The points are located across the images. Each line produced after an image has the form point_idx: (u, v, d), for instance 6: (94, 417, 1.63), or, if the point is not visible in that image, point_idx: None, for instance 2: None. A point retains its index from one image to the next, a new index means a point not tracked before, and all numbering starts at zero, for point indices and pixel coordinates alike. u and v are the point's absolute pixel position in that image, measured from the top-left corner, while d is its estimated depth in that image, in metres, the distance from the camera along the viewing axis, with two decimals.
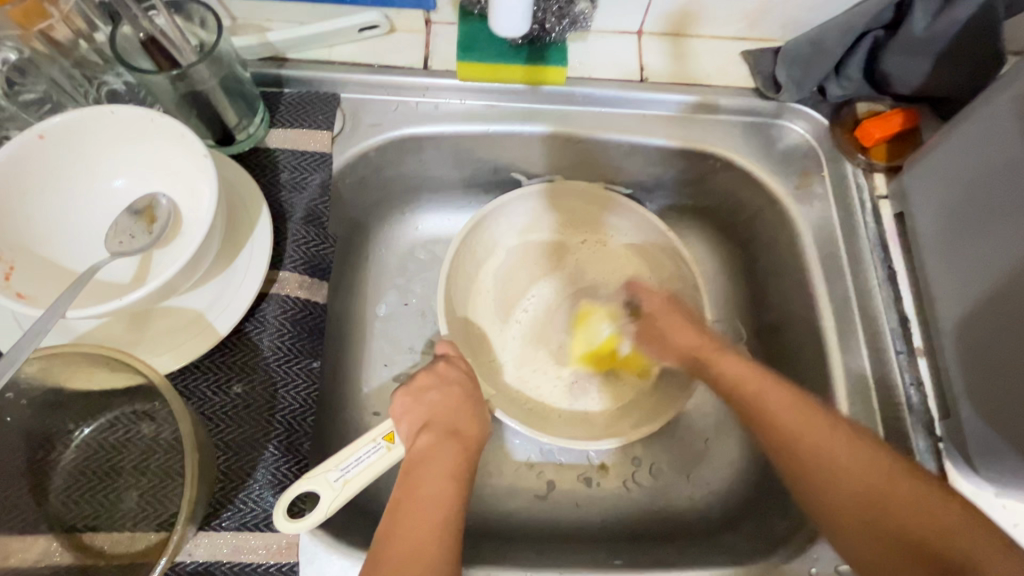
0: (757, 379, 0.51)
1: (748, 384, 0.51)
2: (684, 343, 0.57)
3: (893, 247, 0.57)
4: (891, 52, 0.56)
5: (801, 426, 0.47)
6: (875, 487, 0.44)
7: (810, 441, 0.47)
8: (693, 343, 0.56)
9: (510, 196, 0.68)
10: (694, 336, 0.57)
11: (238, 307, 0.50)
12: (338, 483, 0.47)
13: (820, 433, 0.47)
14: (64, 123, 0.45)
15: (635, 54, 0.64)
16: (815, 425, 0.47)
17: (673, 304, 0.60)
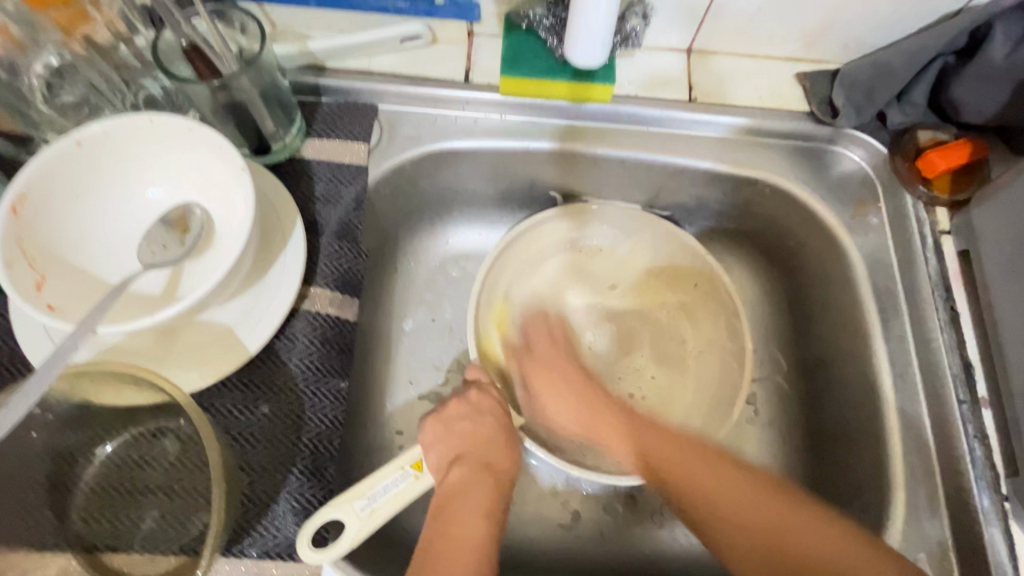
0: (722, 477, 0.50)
1: (693, 483, 0.50)
2: (635, 444, 0.55)
3: (955, 286, 0.53)
4: (962, 80, 0.53)
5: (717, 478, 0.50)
6: (829, 557, 0.44)
7: (755, 516, 0.47)
8: (665, 439, 0.54)
9: (538, 218, 0.66)
10: (669, 441, 0.54)
11: (269, 323, 0.48)
12: (364, 512, 0.45)
13: (761, 507, 0.48)
14: (103, 130, 0.44)
15: (683, 72, 0.61)
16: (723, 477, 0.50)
17: (652, 431, 0.56)
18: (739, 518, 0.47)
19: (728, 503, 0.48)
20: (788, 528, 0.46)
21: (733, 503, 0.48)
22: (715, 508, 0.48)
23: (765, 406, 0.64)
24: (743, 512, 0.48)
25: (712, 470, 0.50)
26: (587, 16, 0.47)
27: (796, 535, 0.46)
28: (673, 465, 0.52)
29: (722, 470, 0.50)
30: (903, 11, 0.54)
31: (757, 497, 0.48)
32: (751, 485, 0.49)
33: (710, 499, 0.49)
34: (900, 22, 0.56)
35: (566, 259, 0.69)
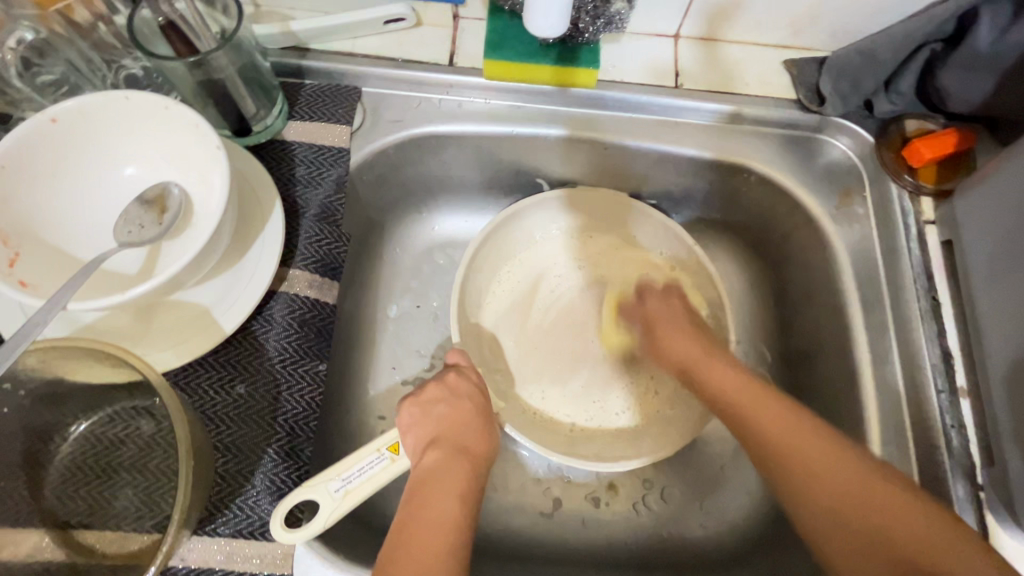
0: (755, 397, 0.49)
1: (724, 378, 0.52)
2: (677, 354, 0.56)
3: (938, 276, 0.53)
4: (951, 68, 0.52)
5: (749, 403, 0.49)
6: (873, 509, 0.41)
7: (782, 439, 0.46)
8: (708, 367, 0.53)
9: (523, 205, 0.66)
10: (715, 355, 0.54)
11: (246, 304, 0.48)
12: (339, 494, 0.45)
13: (831, 461, 0.44)
14: (77, 107, 0.44)
15: (670, 58, 0.60)
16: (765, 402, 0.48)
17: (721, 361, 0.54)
18: (782, 445, 0.46)
19: (807, 441, 0.45)
20: (823, 474, 0.43)
21: (795, 443, 0.45)
22: (790, 457, 0.45)
23: None
24: (773, 431, 0.47)
25: (790, 412, 0.47)
26: None
27: (817, 461, 0.44)
28: (710, 372, 0.53)
29: (800, 429, 0.46)
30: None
31: (789, 421, 0.47)
32: (802, 431, 0.46)
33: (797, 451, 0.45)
34: (888, 9, 0.55)
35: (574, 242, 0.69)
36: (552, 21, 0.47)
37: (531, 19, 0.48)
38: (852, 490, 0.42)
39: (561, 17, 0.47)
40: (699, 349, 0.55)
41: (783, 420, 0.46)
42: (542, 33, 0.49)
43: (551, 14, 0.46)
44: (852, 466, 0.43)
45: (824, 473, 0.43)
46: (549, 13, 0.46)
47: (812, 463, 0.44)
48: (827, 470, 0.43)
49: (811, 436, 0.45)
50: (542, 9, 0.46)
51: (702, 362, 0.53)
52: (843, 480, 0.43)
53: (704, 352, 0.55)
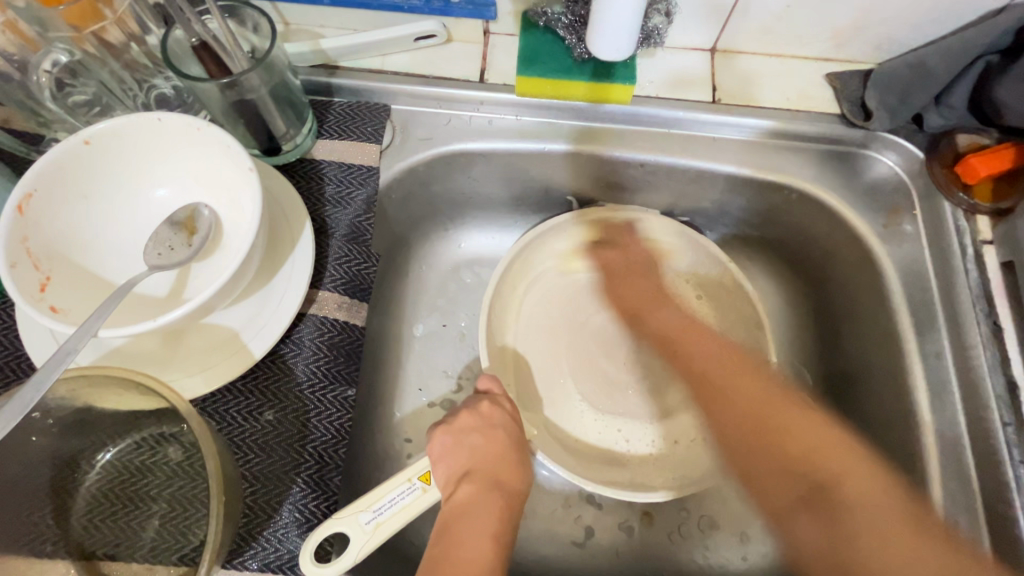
0: (822, 447, 0.48)
1: (807, 443, 0.48)
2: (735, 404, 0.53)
3: (998, 299, 0.50)
4: (1007, 80, 0.49)
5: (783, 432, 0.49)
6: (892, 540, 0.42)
7: (757, 411, 0.52)
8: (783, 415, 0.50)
9: (556, 220, 0.64)
10: (787, 412, 0.50)
11: (275, 328, 0.47)
12: (369, 526, 0.43)
13: (868, 482, 0.46)
14: (111, 129, 0.43)
15: (706, 72, 0.59)
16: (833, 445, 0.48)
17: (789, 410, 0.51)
18: (743, 406, 0.52)
19: (771, 409, 0.51)
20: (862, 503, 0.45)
21: (833, 464, 0.47)
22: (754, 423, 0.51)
23: None
24: (747, 409, 0.52)
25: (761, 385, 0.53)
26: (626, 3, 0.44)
27: (846, 480, 0.46)
28: (790, 436, 0.49)
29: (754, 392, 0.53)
30: (942, 8, 0.51)
31: (832, 443, 0.48)
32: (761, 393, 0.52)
33: (832, 473, 0.47)
34: (938, 19, 0.53)
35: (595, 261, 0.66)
36: (621, 44, 0.48)
37: (597, 43, 0.49)
38: (814, 456, 0.48)
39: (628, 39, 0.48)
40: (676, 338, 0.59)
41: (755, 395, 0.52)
42: (609, 55, 0.50)
43: (616, 38, 0.47)
44: (888, 496, 0.45)
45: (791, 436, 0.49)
46: (616, 38, 0.47)
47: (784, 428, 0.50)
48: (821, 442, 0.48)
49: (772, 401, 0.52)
50: (609, 37, 0.48)
51: (715, 373, 0.55)
52: (878, 511, 0.44)
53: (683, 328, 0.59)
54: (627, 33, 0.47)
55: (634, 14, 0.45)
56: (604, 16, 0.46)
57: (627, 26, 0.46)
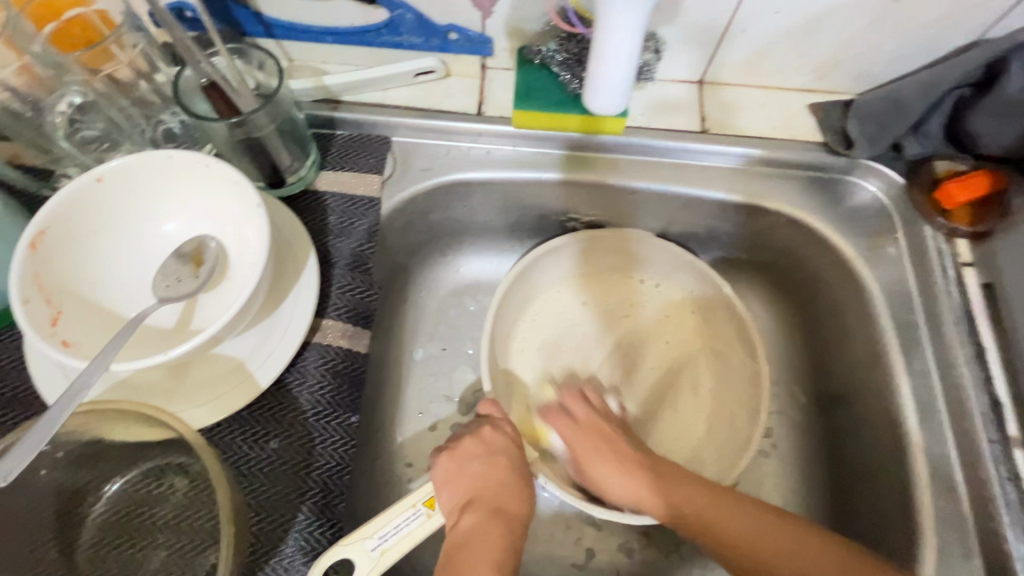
0: (717, 508, 0.51)
1: (743, 527, 0.49)
2: (632, 492, 0.53)
3: (980, 319, 0.52)
4: (979, 112, 0.52)
5: (711, 515, 0.50)
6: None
7: (773, 551, 0.48)
8: (686, 496, 0.52)
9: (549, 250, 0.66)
10: (729, 507, 0.50)
11: (282, 355, 0.48)
12: (375, 553, 0.44)
13: (802, 561, 0.47)
14: (121, 166, 0.44)
15: (695, 104, 0.61)
16: (726, 510, 0.50)
17: (685, 480, 0.53)
18: (699, 517, 0.51)
19: (718, 518, 0.50)
20: (807, 556, 0.47)
21: (701, 512, 0.51)
22: (785, 565, 0.47)
23: (783, 439, 0.63)
24: (748, 539, 0.49)
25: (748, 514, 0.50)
26: (617, 55, 0.46)
27: (728, 533, 0.49)
28: (678, 498, 0.52)
29: (756, 518, 0.50)
30: (915, 45, 0.55)
31: (742, 518, 0.50)
32: (691, 479, 0.53)
33: (710, 527, 0.50)
34: (913, 53, 0.56)
35: (593, 285, 0.69)
36: (618, 93, 0.50)
37: (592, 99, 0.52)
38: (798, 564, 0.47)
39: (627, 91, 0.51)
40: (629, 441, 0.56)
41: (766, 537, 0.48)
42: (604, 110, 0.53)
43: (613, 92, 0.50)
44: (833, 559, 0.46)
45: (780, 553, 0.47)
46: (611, 93, 0.50)
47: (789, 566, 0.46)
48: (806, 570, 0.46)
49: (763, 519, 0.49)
50: (606, 91, 0.50)
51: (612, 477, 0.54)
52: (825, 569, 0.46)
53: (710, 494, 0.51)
54: (625, 70, 0.48)
55: (631, 63, 0.47)
56: (601, 70, 0.48)
57: (625, 62, 0.47)
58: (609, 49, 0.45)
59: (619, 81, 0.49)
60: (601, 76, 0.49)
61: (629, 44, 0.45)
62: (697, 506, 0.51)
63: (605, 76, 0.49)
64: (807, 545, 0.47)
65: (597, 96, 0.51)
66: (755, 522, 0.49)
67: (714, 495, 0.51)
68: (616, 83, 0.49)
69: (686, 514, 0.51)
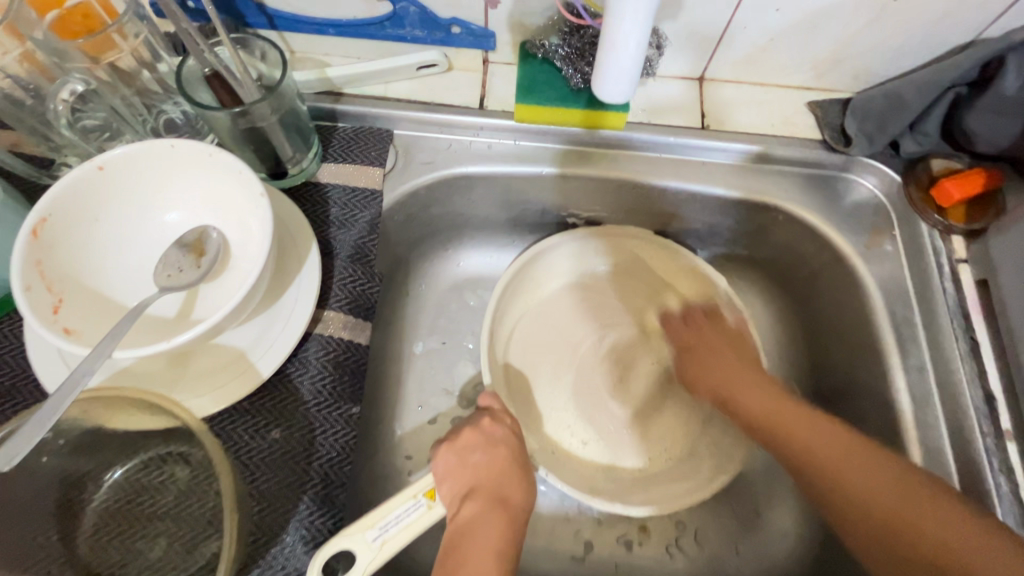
0: (803, 422, 0.52)
1: (822, 443, 0.50)
2: (715, 385, 0.59)
3: (974, 315, 0.53)
4: (978, 111, 0.52)
5: (794, 423, 0.53)
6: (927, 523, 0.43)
7: (838, 460, 0.49)
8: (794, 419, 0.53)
9: (550, 242, 0.67)
10: (805, 421, 0.52)
11: (284, 346, 0.48)
12: (376, 543, 0.43)
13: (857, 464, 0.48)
14: (123, 154, 0.44)
15: (696, 101, 0.62)
16: (808, 426, 0.52)
17: (764, 394, 0.56)
18: (777, 424, 0.54)
19: (802, 426, 0.52)
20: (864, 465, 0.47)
21: (774, 421, 0.54)
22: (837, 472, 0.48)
23: None
24: (823, 450, 0.50)
25: (825, 426, 0.51)
26: (628, 38, 0.44)
27: (811, 445, 0.51)
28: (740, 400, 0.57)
29: (837, 441, 0.50)
30: (913, 44, 0.55)
31: (823, 436, 0.50)
32: (765, 393, 0.56)
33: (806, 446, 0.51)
34: (910, 52, 0.56)
35: (593, 280, 0.69)
36: (626, 80, 0.48)
37: (600, 86, 0.50)
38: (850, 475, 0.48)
39: (636, 78, 0.48)
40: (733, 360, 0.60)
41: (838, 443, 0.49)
42: (612, 99, 0.50)
43: (621, 79, 0.48)
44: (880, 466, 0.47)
45: (848, 463, 0.48)
46: (620, 80, 0.48)
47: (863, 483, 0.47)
48: (872, 487, 0.46)
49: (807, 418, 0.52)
50: (614, 77, 0.48)
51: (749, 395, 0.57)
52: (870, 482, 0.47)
53: (778, 402, 0.55)
54: (636, 57, 0.46)
55: (642, 48, 0.45)
56: (610, 53, 0.46)
57: (637, 49, 0.45)
58: (621, 36, 0.43)
59: (628, 64, 0.46)
60: (610, 60, 0.46)
61: (641, 23, 0.42)
62: (777, 418, 0.54)
63: (613, 61, 0.46)
64: (873, 466, 0.47)
65: (604, 83, 0.49)
66: (828, 438, 0.50)
67: (789, 408, 0.54)
68: (624, 69, 0.46)
69: (769, 430, 0.54)
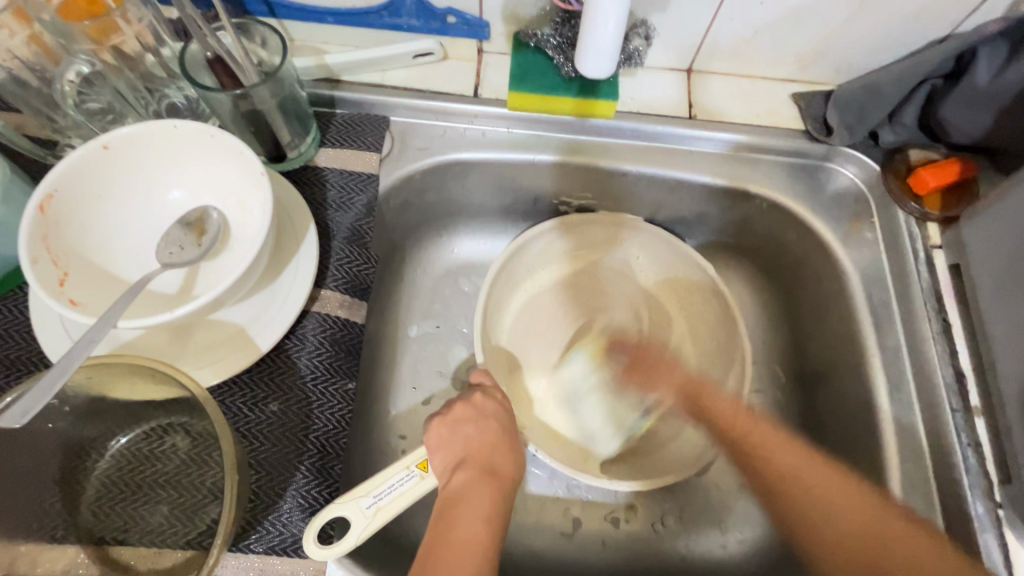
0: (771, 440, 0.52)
1: (814, 478, 0.50)
2: (679, 380, 0.59)
3: (947, 298, 0.55)
4: (952, 101, 0.55)
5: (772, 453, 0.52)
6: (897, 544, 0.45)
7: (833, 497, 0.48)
8: (739, 424, 0.54)
9: (533, 233, 0.68)
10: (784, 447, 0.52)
11: (282, 323, 0.50)
12: (370, 510, 0.45)
13: (840, 493, 0.49)
14: (128, 134, 0.46)
15: (684, 91, 0.63)
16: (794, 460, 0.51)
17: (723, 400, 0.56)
18: (762, 447, 0.52)
19: (783, 455, 0.51)
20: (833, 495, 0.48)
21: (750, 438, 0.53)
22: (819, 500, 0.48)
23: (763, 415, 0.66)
24: (810, 487, 0.49)
25: (812, 463, 0.50)
26: (606, 18, 0.46)
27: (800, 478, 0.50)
28: (712, 404, 0.56)
29: (831, 479, 0.49)
30: (893, 36, 0.57)
31: (821, 471, 0.50)
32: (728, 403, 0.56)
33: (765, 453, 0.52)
34: (890, 45, 0.58)
35: (582, 267, 0.71)
36: (608, 56, 0.50)
37: (583, 63, 0.51)
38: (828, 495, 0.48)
39: (616, 55, 0.50)
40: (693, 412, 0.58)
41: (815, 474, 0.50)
42: (593, 76, 0.52)
43: (602, 56, 0.49)
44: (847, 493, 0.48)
45: (830, 493, 0.49)
46: (600, 57, 0.50)
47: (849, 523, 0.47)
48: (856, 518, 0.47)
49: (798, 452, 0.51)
50: (596, 55, 0.49)
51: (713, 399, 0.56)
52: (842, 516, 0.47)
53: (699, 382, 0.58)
54: (615, 32, 0.47)
55: (620, 25, 0.47)
56: (591, 30, 0.48)
57: (616, 23, 0.47)
58: (598, 14, 0.46)
59: (608, 40, 0.48)
60: (591, 36, 0.48)
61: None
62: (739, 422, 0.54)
63: (594, 36, 0.48)
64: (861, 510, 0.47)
65: (587, 60, 0.50)
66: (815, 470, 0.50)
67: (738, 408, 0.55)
68: (605, 45, 0.48)
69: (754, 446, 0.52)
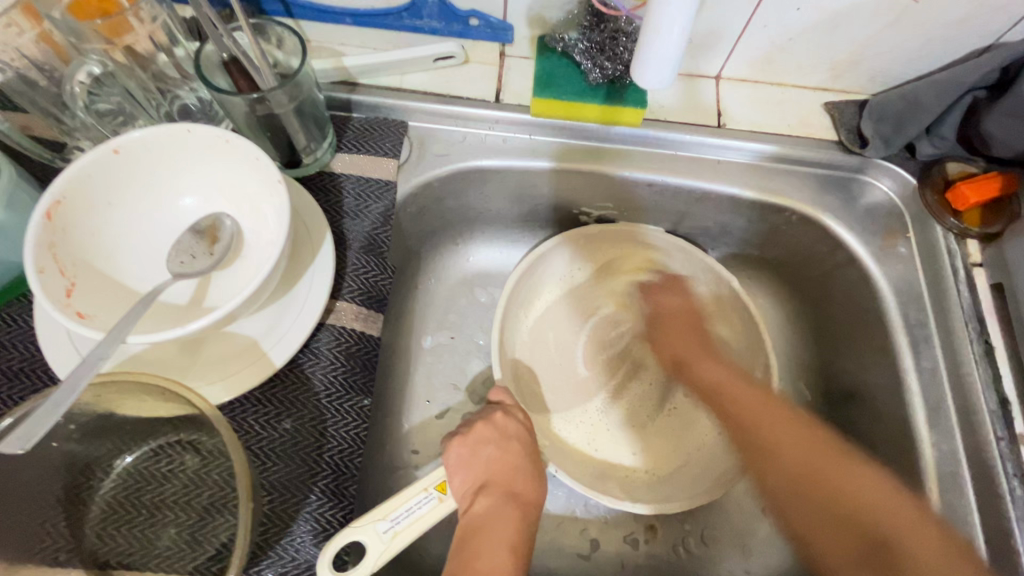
0: (763, 411, 0.55)
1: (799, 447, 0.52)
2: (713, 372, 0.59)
3: (989, 318, 0.53)
4: (995, 114, 0.52)
5: (779, 432, 0.54)
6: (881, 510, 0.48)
7: (803, 468, 0.51)
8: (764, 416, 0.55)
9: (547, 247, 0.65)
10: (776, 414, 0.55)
11: (297, 336, 0.48)
12: (387, 535, 0.43)
13: (819, 461, 0.51)
14: (140, 138, 0.44)
15: (713, 98, 0.61)
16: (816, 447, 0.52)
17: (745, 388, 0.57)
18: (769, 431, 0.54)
19: (786, 438, 0.53)
20: (835, 473, 0.50)
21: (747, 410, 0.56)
22: (812, 483, 0.50)
23: None
24: (797, 467, 0.51)
25: (799, 429, 0.53)
26: (671, 28, 0.42)
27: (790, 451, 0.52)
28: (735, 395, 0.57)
29: (803, 440, 0.53)
30: (933, 45, 0.55)
31: (805, 443, 0.52)
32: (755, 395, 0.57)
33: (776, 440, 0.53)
34: (930, 54, 0.56)
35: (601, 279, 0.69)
36: (667, 67, 0.46)
37: (640, 74, 0.48)
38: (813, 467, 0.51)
39: (677, 66, 0.46)
40: (697, 343, 0.61)
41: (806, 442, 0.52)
42: (649, 87, 0.49)
43: (661, 66, 0.46)
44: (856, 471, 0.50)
45: (832, 473, 0.50)
46: (659, 67, 0.46)
47: (839, 483, 0.50)
48: (857, 487, 0.49)
49: (813, 443, 0.52)
50: (655, 65, 0.46)
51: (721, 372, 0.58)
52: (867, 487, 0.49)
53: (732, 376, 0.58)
54: (678, 42, 0.44)
55: (686, 33, 0.43)
56: (653, 39, 0.44)
57: (680, 32, 0.43)
58: (665, 15, 0.42)
59: (670, 49, 0.44)
60: (652, 45, 0.44)
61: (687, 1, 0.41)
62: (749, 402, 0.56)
63: (655, 46, 0.44)
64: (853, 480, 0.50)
65: (645, 70, 0.47)
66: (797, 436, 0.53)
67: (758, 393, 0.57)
68: (666, 54, 0.44)
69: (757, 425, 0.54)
